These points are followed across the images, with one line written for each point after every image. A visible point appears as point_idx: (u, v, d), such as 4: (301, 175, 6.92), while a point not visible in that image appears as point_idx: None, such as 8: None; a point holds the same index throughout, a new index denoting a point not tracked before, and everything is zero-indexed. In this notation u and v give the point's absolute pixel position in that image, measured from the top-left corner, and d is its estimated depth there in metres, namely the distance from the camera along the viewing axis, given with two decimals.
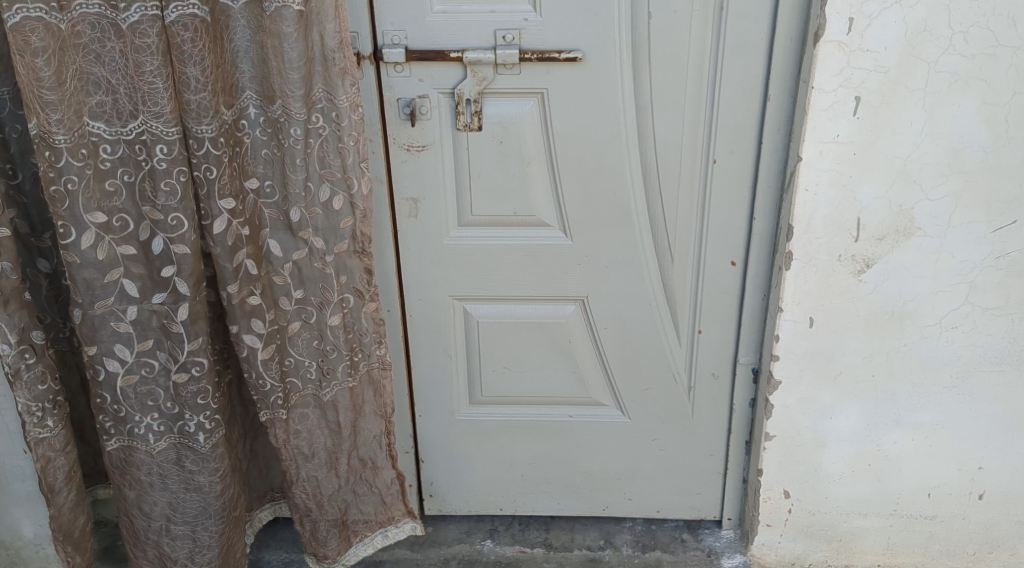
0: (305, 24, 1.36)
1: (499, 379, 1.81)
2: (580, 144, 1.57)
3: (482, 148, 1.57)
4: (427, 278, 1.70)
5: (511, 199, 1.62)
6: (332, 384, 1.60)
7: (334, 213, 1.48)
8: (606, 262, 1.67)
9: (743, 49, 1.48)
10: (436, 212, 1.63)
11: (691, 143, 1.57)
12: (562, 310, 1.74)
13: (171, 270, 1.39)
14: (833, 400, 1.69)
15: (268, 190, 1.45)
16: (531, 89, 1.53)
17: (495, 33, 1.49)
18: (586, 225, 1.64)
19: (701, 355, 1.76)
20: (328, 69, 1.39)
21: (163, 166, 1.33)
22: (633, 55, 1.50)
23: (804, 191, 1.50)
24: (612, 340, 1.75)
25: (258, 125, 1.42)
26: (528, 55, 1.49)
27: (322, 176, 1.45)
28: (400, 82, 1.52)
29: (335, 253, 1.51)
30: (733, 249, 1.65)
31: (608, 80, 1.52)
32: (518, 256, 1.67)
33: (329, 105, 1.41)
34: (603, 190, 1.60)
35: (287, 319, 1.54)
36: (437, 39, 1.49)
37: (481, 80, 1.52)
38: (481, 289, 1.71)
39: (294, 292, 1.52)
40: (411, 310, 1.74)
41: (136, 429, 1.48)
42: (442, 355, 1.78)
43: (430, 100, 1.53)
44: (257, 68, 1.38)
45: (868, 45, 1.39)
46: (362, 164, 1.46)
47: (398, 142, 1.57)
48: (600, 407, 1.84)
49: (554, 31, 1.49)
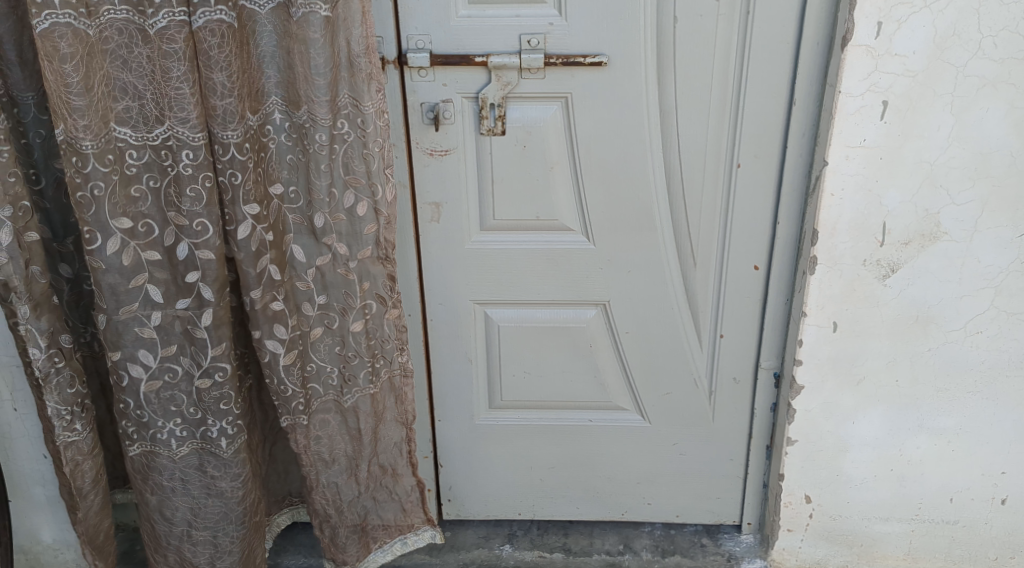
0: (331, 30, 1.35)
1: (519, 383, 1.81)
2: (604, 148, 1.56)
3: (505, 152, 1.57)
4: (448, 283, 1.69)
5: (533, 204, 1.61)
6: (353, 390, 1.60)
7: (358, 219, 1.48)
8: (629, 266, 1.67)
9: (768, 53, 1.48)
10: (458, 216, 1.63)
11: (715, 147, 1.56)
12: (583, 314, 1.73)
13: (196, 276, 1.38)
14: (855, 405, 1.69)
15: (292, 196, 1.46)
16: (555, 93, 1.52)
17: (520, 38, 1.48)
18: (609, 229, 1.63)
19: (723, 359, 1.75)
20: (353, 76, 1.39)
21: (189, 171, 1.33)
22: (658, 58, 1.49)
23: (830, 195, 1.49)
24: (634, 345, 1.75)
25: (283, 131, 1.42)
26: (553, 60, 1.48)
27: (347, 182, 1.45)
28: (424, 86, 1.51)
29: (358, 259, 1.51)
30: (756, 253, 1.64)
31: (633, 84, 1.51)
32: (539, 261, 1.67)
33: (354, 111, 1.41)
34: (626, 194, 1.60)
35: (310, 324, 1.54)
36: (462, 44, 1.49)
37: (505, 85, 1.51)
38: (502, 293, 1.71)
39: (317, 297, 1.52)
40: (432, 315, 1.73)
41: (158, 434, 1.47)
42: (462, 359, 1.78)
43: (454, 104, 1.53)
44: (283, 73, 1.38)
45: (896, 49, 1.39)
46: (386, 170, 1.45)
47: (421, 146, 1.56)
48: (621, 412, 1.84)
49: (578, 36, 1.48)
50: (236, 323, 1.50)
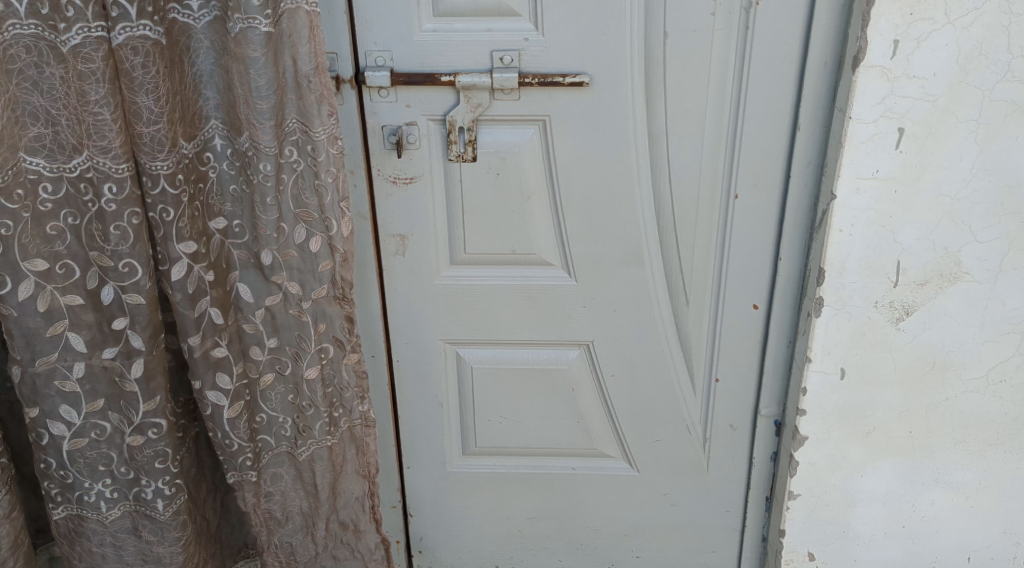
0: (275, 48, 1.19)
1: (495, 429, 1.66)
2: (587, 176, 1.40)
3: (477, 180, 1.41)
4: (416, 320, 1.54)
5: (509, 236, 1.46)
6: (309, 442, 1.44)
7: (311, 256, 1.32)
8: (614, 303, 1.51)
9: (771, 73, 1.31)
10: (426, 249, 1.47)
11: (710, 176, 1.40)
12: (565, 355, 1.58)
13: (123, 322, 1.24)
14: (864, 458, 1.53)
15: (236, 230, 1.31)
16: (532, 115, 1.36)
17: (491, 55, 1.32)
18: (592, 265, 1.48)
19: (719, 404, 1.60)
20: (302, 98, 1.22)
21: (111, 207, 1.18)
22: (646, 79, 1.33)
23: (838, 232, 1.34)
24: (620, 388, 1.60)
25: (225, 158, 1.27)
26: (528, 79, 1.32)
27: (298, 216, 1.29)
28: (385, 107, 1.35)
29: (313, 300, 1.36)
30: (755, 291, 1.48)
31: (619, 107, 1.35)
32: (516, 298, 1.52)
33: (303, 138, 1.25)
34: (611, 227, 1.44)
35: (260, 369, 1.39)
36: (427, 61, 1.33)
37: (475, 106, 1.35)
38: (476, 332, 1.55)
39: (268, 340, 1.38)
40: (398, 355, 1.58)
41: (85, 496, 1.32)
42: (433, 403, 1.63)
43: (419, 127, 1.37)
44: (223, 95, 1.23)
45: (914, 71, 1.23)
46: (341, 204, 1.29)
47: (383, 173, 1.40)
48: (606, 459, 1.69)
49: (557, 53, 1.32)
50: (174, 370, 1.35)
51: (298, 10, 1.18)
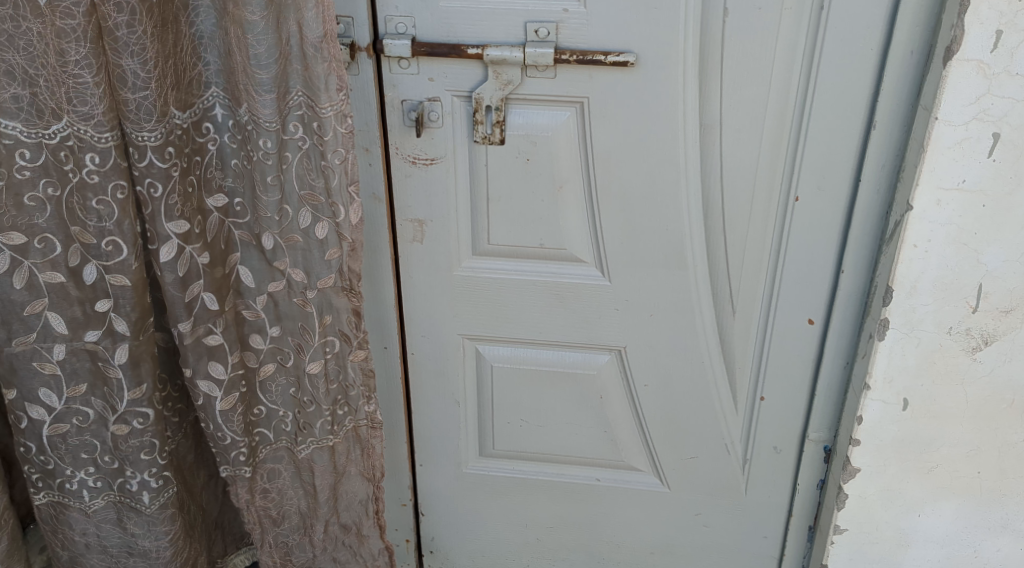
0: (277, 12, 1.06)
1: (514, 433, 1.55)
2: (627, 168, 1.24)
3: (504, 165, 1.27)
4: (433, 312, 1.43)
5: (537, 229, 1.32)
6: (309, 440, 1.35)
7: (316, 242, 1.21)
8: (652, 308, 1.36)
9: (846, 62, 1.12)
10: (445, 237, 1.35)
11: (768, 175, 1.22)
12: (595, 359, 1.45)
13: (106, 304, 1.14)
14: (923, 496, 1.36)
15: (238, 209, 1.21)
16: (569, 96, 1.20)
17: (526, 26, 1.15)
18: (628, 264, 1.33)
19: (762, 424, 1.45)
20: (308, 69, 1.09)
21: (94, 178, 1.07)
22: (700, 62, 1.15)
23: (912, 247, 1.16)
24: (654, 398, 1.46)
25: (227, 130, 1.16)
26: (565, 57, 1.15)
27: (302, 198, 1.18)
28: (406, 80, 1.21)
29: (318, 289, 1.25)
30: (811, 305, 1.31)
31: (667, 93, 1.17)
32: (543, 295, 1.38)
33: (309, 113, 1.12)
34: (651, 225, 1.29)
35: (260, 359, 1.30)
36: (453, 30, 1.17)
37: (505, 84, 1.19)
38: (497, 329, 1.44)
39: (270, 329, 1.29)
40: (414, 347, 1.48)
41: (67, 484, 1.24)
42: (448, 401, 1.53)
43: (442, 104, 1.23)
44: (224, 61, 1.11)
45: (1017, 67, 1.05)
46: (350, 187, 1.17)
47: (402, 152, 1.28)
48: (635, 472, 1.55)
49: (600, 26, 1.14)
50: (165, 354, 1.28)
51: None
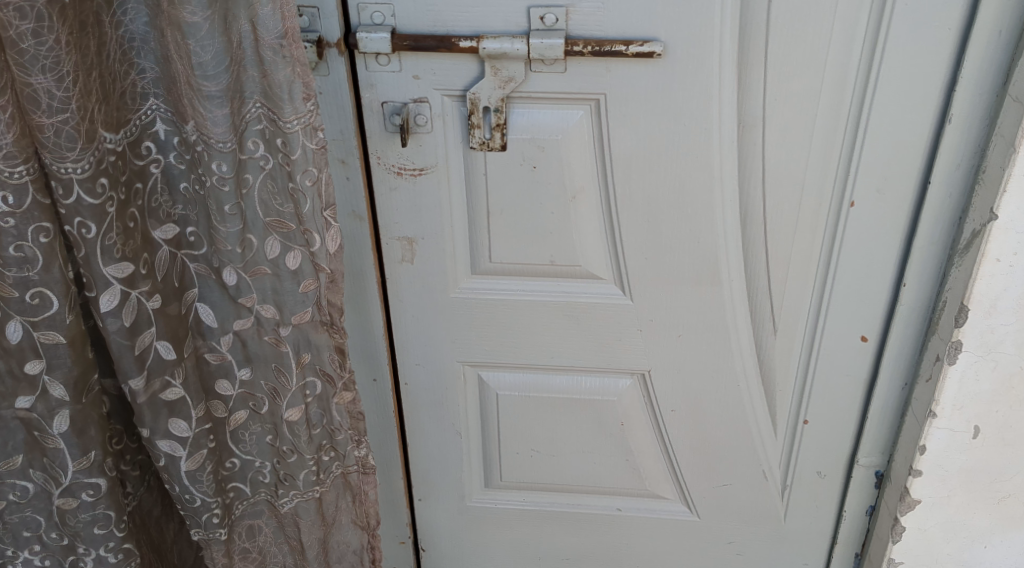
0: (225, 10, 0.86)
1: (524, 464, 1.38)
2: (652, 175, 1.06)
3: (505, 174, 1.08)
4: (428, 338, 1.25)
5: (546, 244, 1.14)
6: (291, 493, 1.20)
7: (289, 274, 1.02)
8: (680, 328, 1.19)
9: (919, 46, 0.93)
10: (440, 256, 1.16)
11: (819, 179, 1.04)
12: (614, 384, 1.28)
13: (38, 366, 0.96)
14: (990, 527, 1.21)
15: (191, 239, 1.02)
16: (582, 94, 1.01)
17: (530, 11, 0.95)
18: (653, 279, 1.15)
19: (806, 450, 1.28)
20: (267, 75, 0.89)
21: (9, 222, 0.88)
22: (739, 51, 0.96)
23: (994, 261, 0.99)
24: (681, 425, 1.29)
25: (172, 148, 0.97)
26: (578, 48, 0.95)
27: (269, 226, 0.98)
28: (385, 78, 1.01)
29: (294, 325, 1.06)
30: (866, 322, 1.14)
31: (699, 85, 0.98)
32: (554, 316, 1.21)
33: (273, 128, 0.92)
34: (680, 236, 1.11)
35: (229, 407, 1.13)
36: (440, 19, 0.97)
37: (505, 81, 0.99)
38: (501, 354, 1.26)
39: (239, 373, 1.11)
40: (408, 377, 1.30)
41: (10, 564, 1.08)
42: (449, 433, 1.35)
43: (430, 105, 1.03)
44: (162, 66, 0.91)
45: None
46: (325, 212, 0.97)
47: (384, 162, 1.08)
48: (660, 501, 1.39)
49: (619, 10, 0.94)
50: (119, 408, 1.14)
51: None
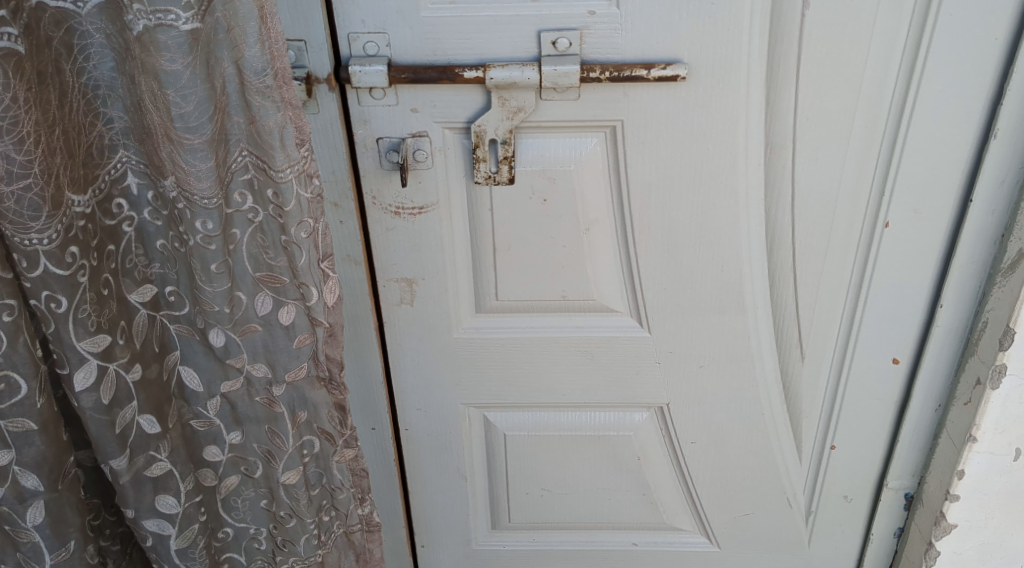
0: (205, 56, 0.76)
1: (534, 503, 1.28)
2: (674, 203, 0.99)
3: (513, 208, 0.99)
4: (429, 383, 1.15)
5: (557, 279, 1.05)
6: (290, 559, 1.07)
7: (282, 329, 0.90)
8: (703, 358, 1.12)
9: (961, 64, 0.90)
10: (441, 296, 1.07)
11: (852, 202, 0.99)
12: (630, 418, 1.20)
13: (6, 457, 0.84)
14: None
15: (171, 299, 0.91)
16: (597, 121, 0.93)
17: (540, 35, 0.87)
18: (673, 309, 1.08)
19: (833, 475, 1.22)
20: (254, 121, 0.79)
21: None
22: (768, 72, 0.90)
23: None
24: (702, 456, 1.22)
25: (146, 204, 0.85)
26: (595, 73, 0.87)
27: (259, 281, 0.88)
28: (380, 113, 0.92)
29: (287, 382, 0.95)
30: (897, 342, 1.09)
31: (728, 109, 0.92)
32: (566, 352, 1.12)
33: (262, 179, 0.81)
34: (700, 262, 1.03)
35: (219, 473, 1.01)
36: (442, 47, 0.88)
37: (514, 111, 0.91)
38: (509, 395, 1.17)
39: (228, 437, 0.99)
40: (407, 424, 1.20)
41: None
42: (454, 475, 1.25)
43: (431, 139, 0.94)
44: (133, 115, 0.81)
45: None
46: (323, 263, 0.87)
47: (381, 202, 0.99)
48: (679, 533, 1.31)
49: (640, 32, 0.88)
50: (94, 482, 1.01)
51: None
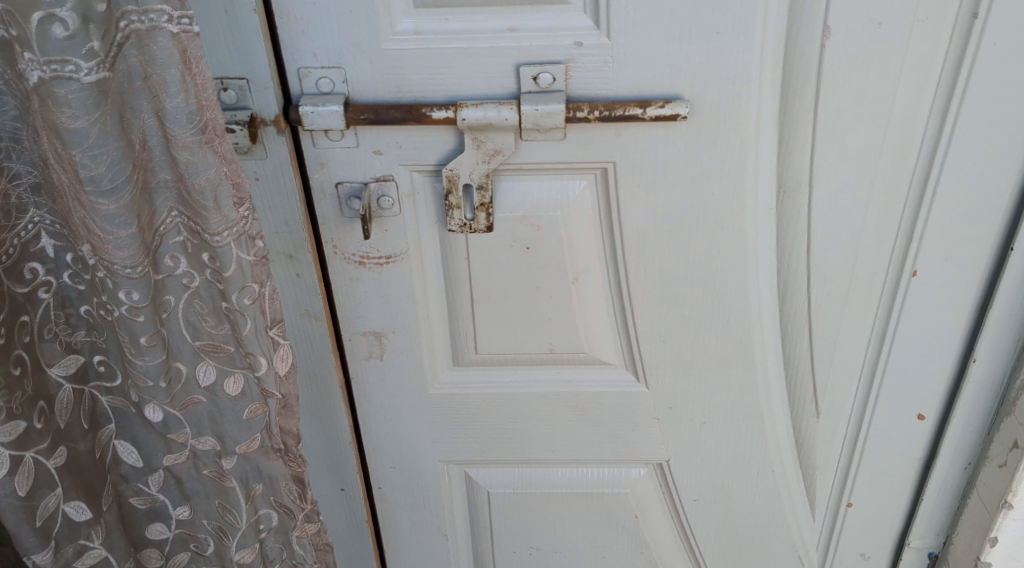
0: (117, 110, 0.67)
1: (522, 563, 1.16)
2: (674, 252, 0.88)
3: (493, 257, 0.88)
4: (404, 441, 1.04)
5: (543, 332, 0.94)
6: None
7: (229, 400, 0.79)
8: (705, 415, 1.01)
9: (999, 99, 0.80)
10: (413, 351, 0.96)
11: (874, 248, 0.88)
12: (626, 474, 1.08)
13: None
14: None
15: (100, 370, 0.80)
16: (586, 163, 0.83)
17: (519, 70, 0.77)
18: (672, 363, 0.96)
19: (849, 534, 1.11)
20: (183, 178, 0.69)
21: None
22: (779, 109, 0.80)
23: None
24: (706, 513, 1.10)
25: (67, 267, 0.75)
26: (582, 113, 0.77)
27: (200, 351, 0.77)
28: (339, 155, 0.81)
29: (238, 455, 0.83)
30: (922, 397, 0.99)
31: (733, 149, 0.82)
32: (555, 409, 1.01)
33: (197, 243, 0.71)
34: (702, 313, 0.92)
35: (165, 552, 0.90)
36: (407, 83, 0.78)
37: (491, 153, 0.80)
38: (493, 452, 1.05)
39: (174, 512, 0.87)
40: (381, 482, 1.08)
41: None
42: (433, 536, 1.13)
43: (397, 183, 0.83)
44: (43, 170, 0.70)
45: None
46: (272, 330, 0.76)
47: (343, 252, 0.87)
48: None
49: (634, 66, 0.77)
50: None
51: (156, 34, 0.66)
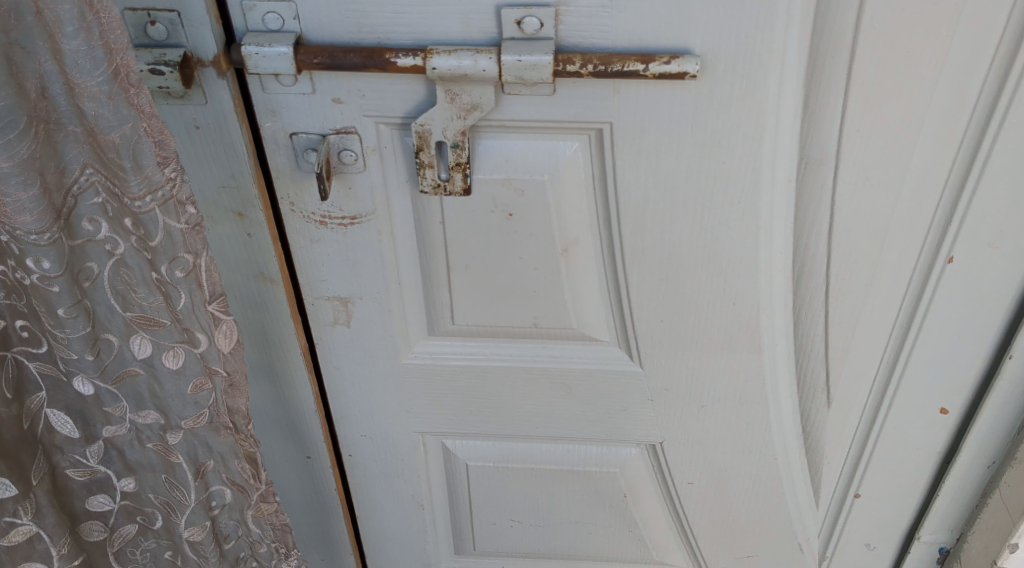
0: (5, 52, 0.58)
1: (502, 535, 1.10)
2: (678, 224, 0.77)
3: (471, 221, 0.78)
4: (374, 411, 0.96)
5: (528, 304, 0.84)
6: None
7: (168, 375, 0.71)
8: (704, 398, 0.91)
9: None
10: (383, 319, 0.86)
11: (907, 229, 0.78)
12: (616, 453, 1.00)
13: None
14: None
15: (24, 335, 0.67)
16: (578, 122, 0.72)
17: (500, 13, 0.66)
18: (670, 344, 0.86)
19: (855, 526, 1.02)
20: (94, 135, 0.62)
21: None
22: (805, 67, 0.69)
23: None
24: (701, 500, 1.01)
25: None
26: (573, 66, 0.66)
27: (130, 322, 0.68)
28: (294, 102, 0.71)
29: (184, 430, 0.74)
30: (948, 391, 0.89)
31: (748, 112, 0.71)
32: (539, 386, 0.92)
33: (117, 207, 0.64)
34: (706, 292, 0.82)
35: (109, 525, 0.78)
36: (369, 22, 0.68)
37: (467, 107, 0.69)
38: (472, 426, 0.97)
39: (119, 485, 0.76)
40: (352, 450, 1.01)
41: None
42: (408, 505, 1.06)
43: (361, 137, 0.73)
44: None
45: None
46: (212, 304, 0.68)
47: (301, 209, 0.78)
48: None
49: (636, 12, 0.66)
50: None
51: None
